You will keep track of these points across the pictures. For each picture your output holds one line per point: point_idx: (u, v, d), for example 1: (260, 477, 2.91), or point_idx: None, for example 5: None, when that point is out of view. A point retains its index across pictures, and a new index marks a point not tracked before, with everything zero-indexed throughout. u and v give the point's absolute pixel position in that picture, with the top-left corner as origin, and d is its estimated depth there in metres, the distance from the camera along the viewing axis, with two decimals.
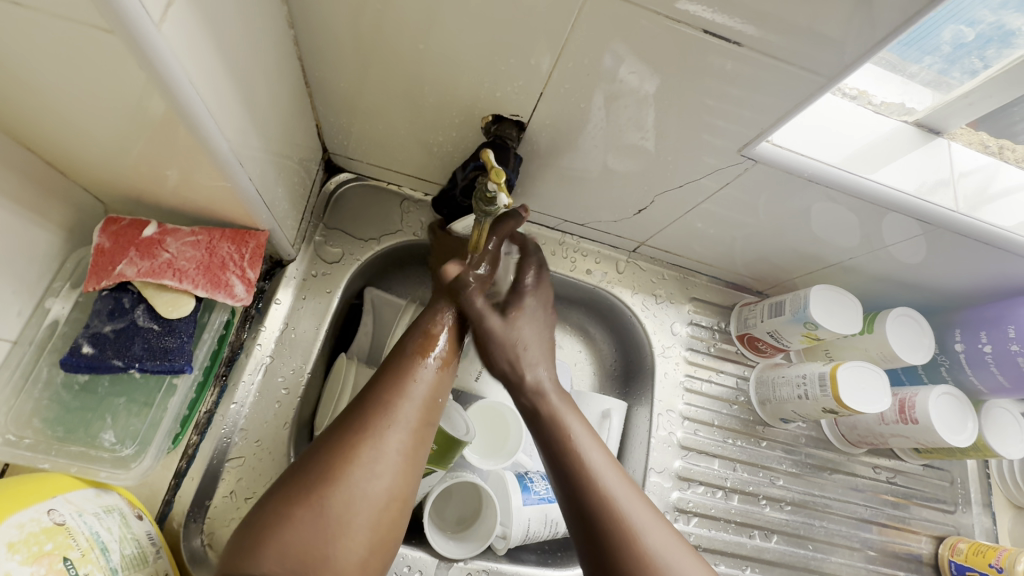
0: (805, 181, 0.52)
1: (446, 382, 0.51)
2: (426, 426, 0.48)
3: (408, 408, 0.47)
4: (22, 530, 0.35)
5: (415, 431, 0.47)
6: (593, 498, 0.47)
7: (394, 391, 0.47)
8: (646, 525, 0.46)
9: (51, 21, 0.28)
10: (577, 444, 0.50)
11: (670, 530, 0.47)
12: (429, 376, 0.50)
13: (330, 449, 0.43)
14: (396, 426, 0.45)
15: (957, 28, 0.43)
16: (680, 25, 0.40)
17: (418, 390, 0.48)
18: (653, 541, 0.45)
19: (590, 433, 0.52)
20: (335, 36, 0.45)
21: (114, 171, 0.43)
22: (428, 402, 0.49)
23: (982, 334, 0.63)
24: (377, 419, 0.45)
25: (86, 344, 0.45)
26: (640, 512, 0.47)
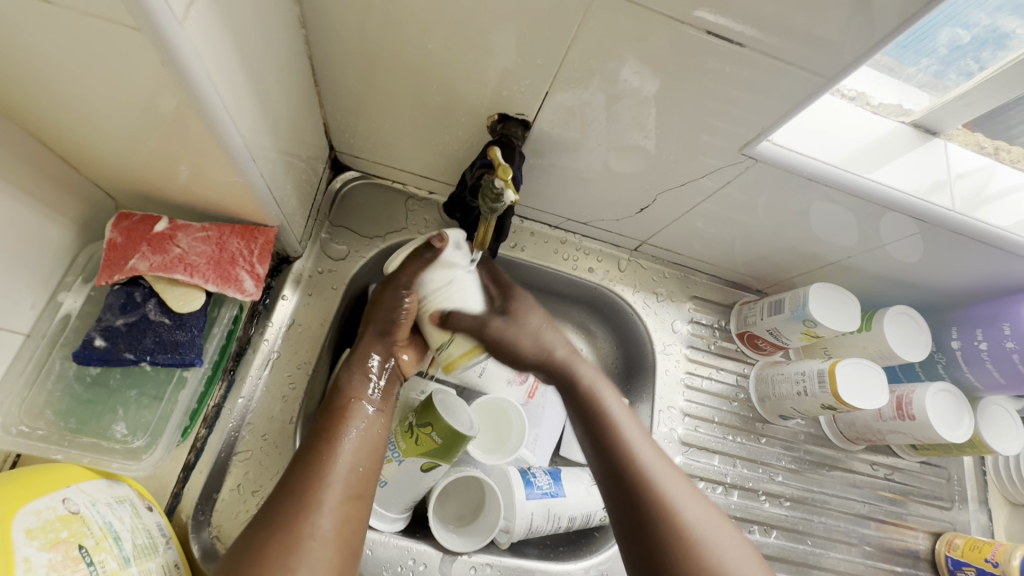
0: (805, 180, 0.53)
1: (371, 451, 0.50)
2: (354, 503, 0.46)
3: (326, 491, 0.45)
4: (39, 516, 0.36)
5: (339, 512, 0.44)
6: (631, 469, 0.50)
7: (310, 475, 0.45)
8: (682, 497, 0.48)
9: (76, 18, 0.29)
10: (617, 420, 0.53)
11: (707, 505, 0.49)
12: (348, 451, 0.48)
13: (243, 551, 0.41)
14: (314, 514, 0.43)
15: (953, 31, 0.45)
16: (684, 26, 0.41)
17: (337, 470, 0.46)
18: (688, 511, 0.47)
19: (628, 412, 0.55)
20: (345, 36, 0.46)
21: (126, 167, 0.43)
22: (351, 477, 0.47)
23: (978, 331, 0.64)
24: (294, 510, 0.43)
25: (97, 337, 0.46)
26: (677, 486, 0.49)
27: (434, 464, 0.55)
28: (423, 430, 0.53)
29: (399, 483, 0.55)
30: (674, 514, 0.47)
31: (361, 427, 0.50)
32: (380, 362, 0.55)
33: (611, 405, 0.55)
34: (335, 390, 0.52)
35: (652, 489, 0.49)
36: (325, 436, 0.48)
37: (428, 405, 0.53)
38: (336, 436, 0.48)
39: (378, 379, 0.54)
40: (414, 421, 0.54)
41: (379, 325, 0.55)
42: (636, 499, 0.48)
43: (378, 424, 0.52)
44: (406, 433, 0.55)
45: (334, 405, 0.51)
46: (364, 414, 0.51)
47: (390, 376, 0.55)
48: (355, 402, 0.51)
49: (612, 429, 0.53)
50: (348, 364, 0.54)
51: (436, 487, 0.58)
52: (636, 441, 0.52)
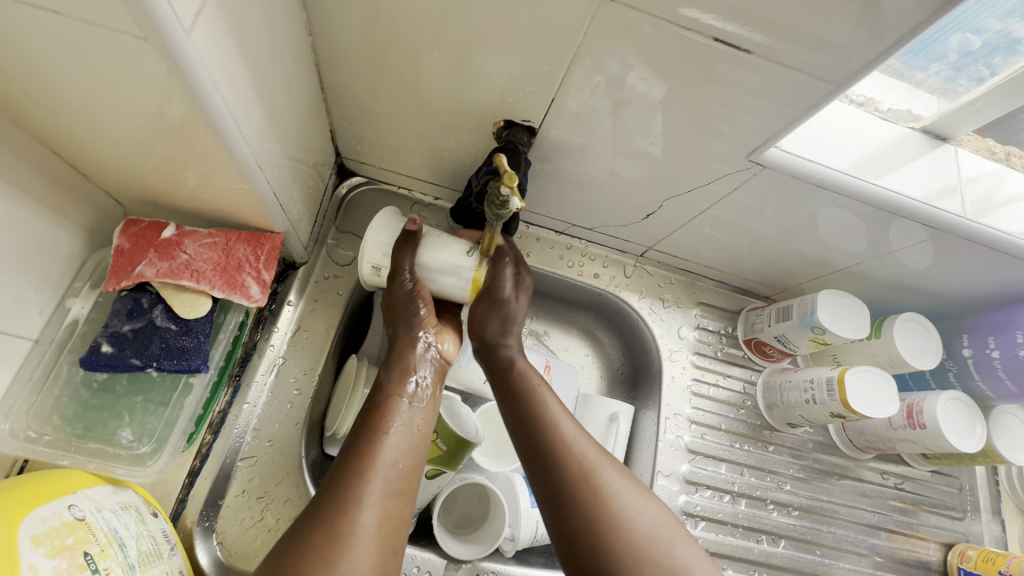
0: (813, 186, 0.52)
1: (416, 446, 0.47)
2: (395, 500, 0.43)
3: (370, 488, 0.42)
4: (45, 523, 0.36)
5: (383, 510, 0.42)
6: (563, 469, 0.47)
7: (353, 470, 0.43)
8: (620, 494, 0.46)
9: (84, 27, 0.29)
10: (552, 422, 0.50)
11: (647, 496, 0.48)
12: (392, 446, 0.45)
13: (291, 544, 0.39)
14: (356, 511, 0.40)
15: (963, 36, 0.44)
16: (691, 32, 0.40)
17: (381, 465, 0.43)
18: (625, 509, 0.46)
19: (563, 408, 0.52)
20: (350, 42, 0.46)
21: (134, 174, 0.44)
22: (394, 473, 0.44)
23: (990, 339, 0.63)
24: (335, 506, 0.40)
25: (104, 343, 0.46)
26: (615, 483, 0.47)
27: (439, 470, 0.55)
28: None
29: None
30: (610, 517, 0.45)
31: (403, 422, 0.47)
32: (422, 355, 0.53)
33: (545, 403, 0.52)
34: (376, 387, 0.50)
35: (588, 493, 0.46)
36: (366, 432, 0.46)
37: (434, 412, 0.53)
38: (379, 430, 0.46)
39: (421, 373, 0.52)
40: None
41: (404, 321, 0.53)
42: (570, 505, 0.46)
43: (423, 419, 0.49)
44: None
45: (377, 400, 0.49)
46: (405, 409, 0.49)
47: (434, 368, 0.54)
48: (398, 398, 0.49)
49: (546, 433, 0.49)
50: (390, 362, 0.52)
51: (441, 494, 0.58)
52: (571, 441, 0.49)
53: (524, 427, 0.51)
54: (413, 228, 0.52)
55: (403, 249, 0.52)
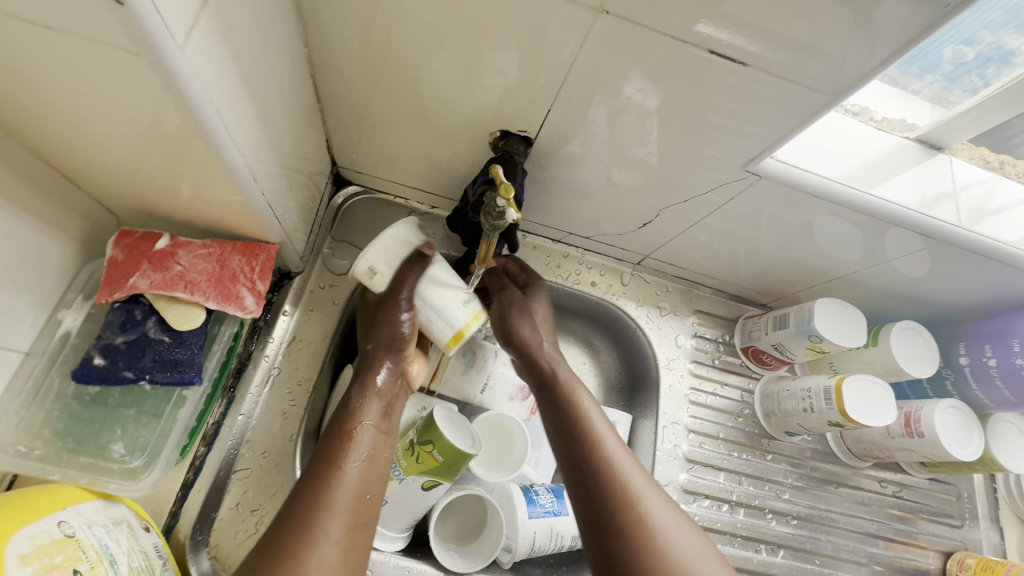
0: (809, 196, 0.52)
1: (376, 476, 0.47)
2: (359, 530, 0.43)
3: (331, 519, 0.41)
4: (34, 541, 0.35)
5: (345, 541, 0.41)
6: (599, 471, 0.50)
7: (315, 502, 0.42)
8: (644, 493, 0.48)
9: (79, 43, 0.29)
10: (589, 420, 0.53)
11: (682, 518, 0.48)
12: (354, 475, 0.45)
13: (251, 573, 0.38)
14: (319, 544, 0.40)
15: (956, 48, 0.45)
16: (688, 43, 0.41)
17: (342, 496, 0.43)
18: (649, 508, 0.47)
19: (601, 413, 0.55)
20: (346, 53, 0.46)
21: (128, 185, 0.43)
22: (356, 504, 0.44)
23: (986, 347, 0.63)
24: (299, 538, 0.40)
25: (97, 355, 0.45)
26: (640, 482, 0.49)
27: (436, 482, 0.54)
28: (425, 448, 0.52)
29: (399, 501, 0.54)
30: (633, 508, 0.47)
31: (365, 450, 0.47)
32: (388, 378, 0.53)
33: (585, 404, 0.55)
34: (342, 410, 0.49)
35: (614, 484, 0.49)
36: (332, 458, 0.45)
37: (430, 423, 0.52)
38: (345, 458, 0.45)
39: (386, 398, 0.51)
40: (416, 439, 0.53)
41: (380, 343, 0.53)
42: (596, 494, 0.48)
43: (384, 447, 0.49)
44: (408, 451, 0.54)
45: (339, 426, 0.48)
46: (370, 434, 0.48)
47: (397, 391, 0.53)
48: (359, 424, 0.48)
49: (582, 425, 0.53)
50: (357, 383, 0.51)
51: (438, 505, 0.57)
52: (604, 437, 0.52)
53: (562, 422, 0.54)
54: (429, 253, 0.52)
55: (411, 268, 0.51)
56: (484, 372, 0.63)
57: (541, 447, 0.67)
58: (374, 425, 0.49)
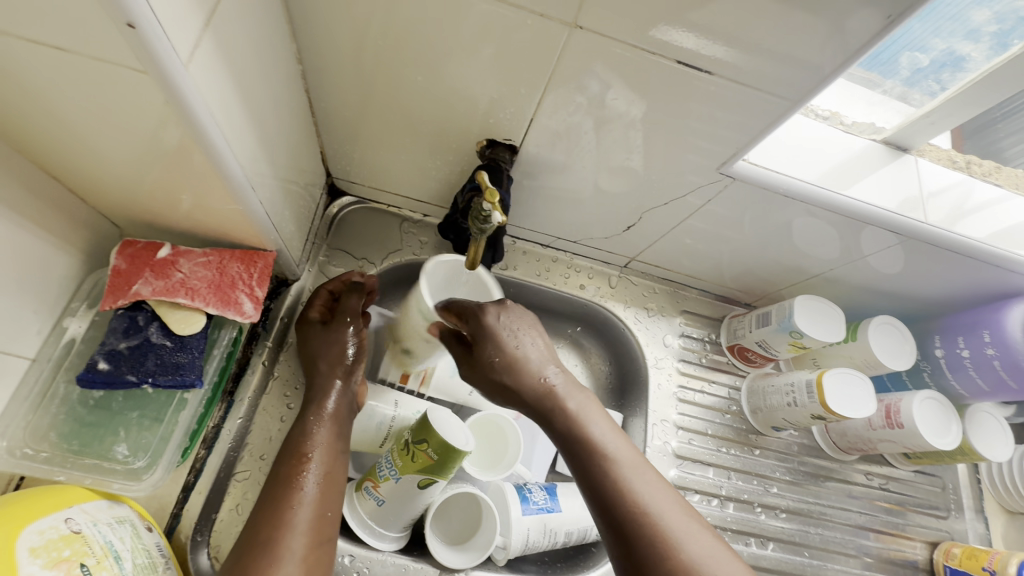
0: (784, 197, 0.55)
1: (333, 493, 0.50)
2: (323, 547, 0.46)
3: (294, 539, 0.45)
4: (42, 536, 0.37)
5: (309, 557, 0.45)
6: (630, 513, 0.45)
7: (277, 525, 0.45)
8: (686, 534, 0.44)
9: (90, 63, 0.31)
10: (600, 441, 0.50)
11: (729, 556, 0.44)
12: (313, 495, 0.48)
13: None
14: (284, 562, 0.43)
15: (912, 55, 0.48)
16: (658, 55, 0.43)
17: (303, 516, 0.46)
18: (694, 553, 0.43)
19: (621, 444, 0.51)
20: (337, 70, 0.48)
21: (131, 197, 0.46)
22: (319, 521, 0.47)
23: (960, 339, 0.65)
24: (263, 560, 0.43)
25: (101, 360, 0.47)
26: (678, 521, 0.45)
27: (431, 480, 0.55)
28: (419, 446, 0.54)
29: (396, 499, 0.56)
30: (678, 559, 0.43)
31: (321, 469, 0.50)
32: (338, 399, 0.55)
33: (599, 437, 0.50)
34: (299, 429, 0.52)
35: (650, 531, 0.44)
36: (287, 482, 0.48)
37: (425, 421, 0.54)
38: (299, 481, 0.48)
39: (337, 418, 0.55)
40: (411, 438, 0.55)
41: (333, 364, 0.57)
42: (637, 549, 0.44)
43: (338, 465, 0.52)
44: (403, 451, 0.55)
45: (296, 445, 0.51)
46: (324, 453, 0.51)
47: (347, 410, 0.56)
48: (313, 443, 0.51)
49: (595, 453, 0.49)
50: (311, 404, 0.54)
51: (433, 504, 0.58)
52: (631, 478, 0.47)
53: (583, 467, 0.49)
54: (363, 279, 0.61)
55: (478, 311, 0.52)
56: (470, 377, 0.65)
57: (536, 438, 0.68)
58: (324, 445, 0.52)
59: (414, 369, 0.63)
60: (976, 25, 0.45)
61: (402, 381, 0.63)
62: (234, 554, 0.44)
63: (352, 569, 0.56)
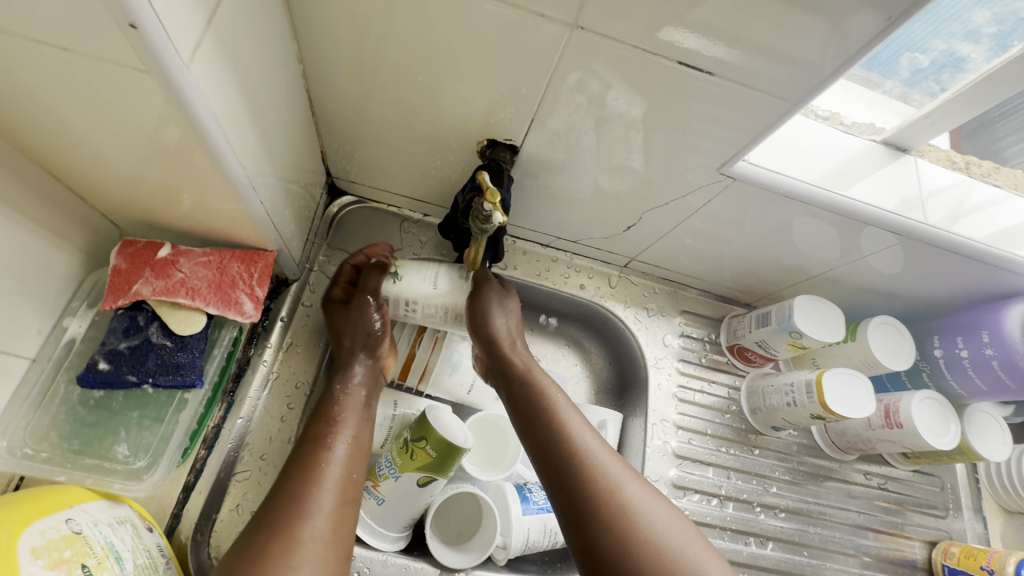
0: (783, 198, 0.55)
1: (361, 459, 0.49)
2: (348, 508, 0.45)
3: (323, 496, 0.44)
4: (43, 536, 0.37)
5: (336, 515, 0.43)
6: (574, 461, 0.49)
7: (307, 480, 0.44)
8: (624, 480, 0.48)
9: (93, 63, 0.31)
10: (554, 402, 0.54)
11: (666, 503, 0.47)
12: (341, 455, 0.47)
13: (252, 539, 0.40)
14: (313, 516, 0.42)
15: (912, 56, 0.48)
16: (659, 56, 0.43)
17: (332, 474, 0.45)
18: (631, 494, 0.47)
19: (571, 406, 0.55)
20: (338, 70, 0.48)
21: (131, 197, 0.45)
22: (345, 482, 0.46)
23: (958, 339, 0.65)
24: (292, 512, 0.41)
25: (102, 360, 0.47)
26: (617, 468, 0.49)
27: (431, 478, 0.55)
28: (418, 443, 0.54)
29: (397, 498, 0.56)
30: (613, 499, 0.46)
31: (351, 434, 0.50)
32: (365, 373, 0.56)
33: (553, 397, 0.54)
34: (327, 398, 0.53)
35: (590, 476, 0.48)
36: (318, 441, 0.47)
37: (422, 419, 0.54)
38: (330, 441, 0.48)
39: (364, 387, 0.55)
40: (409, 437, 0.55)
41: (355, 339, 0.58)
42: (577, 492, 0.47)
43: (365, 432, 0.51)
44: (402, 449, 0.55)
45: (326, 411, 0.51)
46: (354, 420, 0.51)
47: (375, 382, 0.57)
48: (346, 409, 0.52)
49: (546, 411, 0.53)
50: (337, 375, 0.55)
51: (433, 504, 0.58)
52: (577, 431, 0.51)
53: (532, 424, 0.53)
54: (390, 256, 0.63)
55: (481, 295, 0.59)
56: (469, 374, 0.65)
57: None
58: (353, 421, 0.51)
59: (414, 363, 0.63)
60: (976, 25, 0.45)
61: (402, 377, 0.63)
62: (263, 508, 0.42)
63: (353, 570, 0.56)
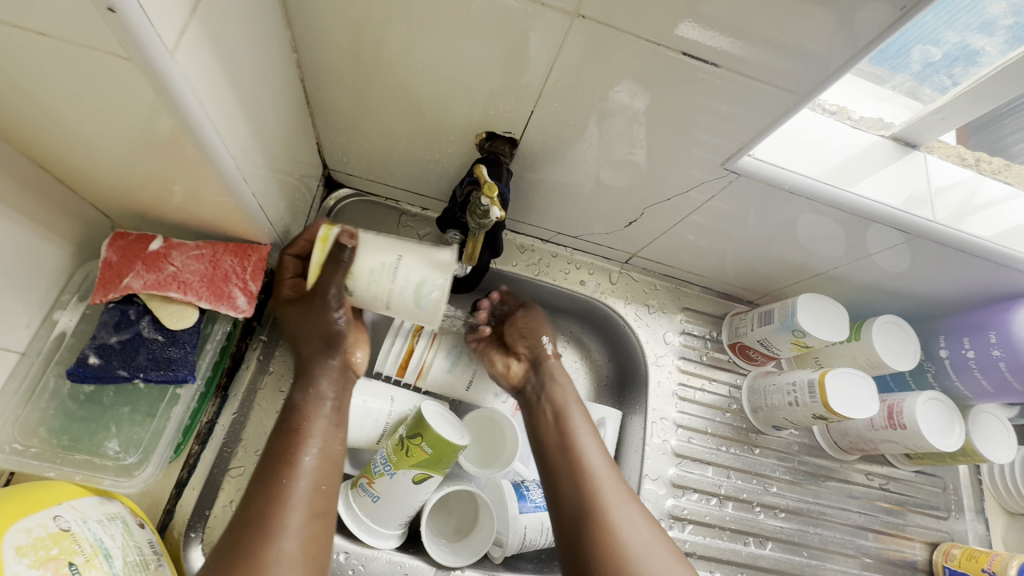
0: (788, 194, 0.54)
1: (330, 467, 0.51)
2: (318, 522, 0.47)
3: (289, 515, 0.46)
4: (29, 534, 0.36)
5: (305, 532, 0.46)
6: (589, 494, 0.55)
7: (271, 501, 0.46)
8: (627, 519, 0.54)
9: (74, 50, 0.30)
10: (578, 440, 0.60)
11: (661, 542, 0.54)
12: (308, 469, 0.49)
13: (221, 566, 0.43)
14: (279, 539, 0.44)
15: (924, 48, 0.47)
16: (663, 46, 0.42)
17: (297, 493, 0.47)
18: (627, 532, 0.53)
19: (595, 439, 0.60)
20: (333, 59, 0.47)
21: (121, 189, 0.44)
22: (314, 496, 0.48)
23: (965, 339, 0.64)
24: (257, 536, 0.44)
25: (92, 355, 0.46)
26: (624, 509, 0.54)
27: (427, 475, 0.54)
28: (414, 440, 0.53)
29: (391, 494, 0.55)
30: (614, 533, 0.53)
31: (319, 446, 0.50)
32: (331, 377, 0.54)
33: (579, 432, 0.61)
34: (290, 409, 0.52)
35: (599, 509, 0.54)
36: (283, 458, 0.49)
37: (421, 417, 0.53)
38: (295, 456, 0.49)
39: (331, 394, 0.54)
40: (405, 434, 0.55)
41: (315, 337, 0.54)
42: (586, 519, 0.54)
43: (334, 440, 0.52)
44: (397, 446, 0.55)
45: (287, 424, 0.51)
46: (322, 430, 0.52)
47: (343, 382, 0.55)
48: (310, 420, 0.51)
49: (569, 445, 0.59)
50: (300, 381, 0.54)
51: (428, 502, 0.57)
52: (595, 464, 0.58)
53: (555, 450, 0.59)
54: (351, 244, 0.49)
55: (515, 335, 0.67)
56: (466, 371, 0.64)
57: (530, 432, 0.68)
58: (321, 440, 0.51)
59: (411, 361, 0.62)
60: (990, 17, 0.44)
61: (398, 373, 0.62)
62: (232, 530, 0.45)
63: (347, 567, 0.55)
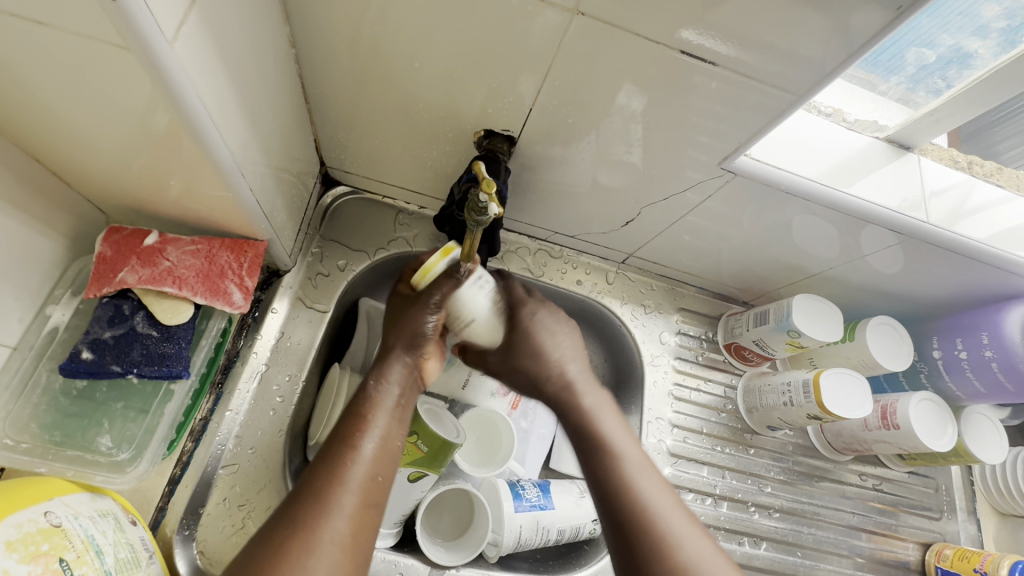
0: (785, 194, 0.54)
1: (389, 460, 0.45)
2: (371, 512, 0.41)
3: (345, 496, 0.40)
4: (20, 529, 0.36)
5: (356, 519, 0.40)
6: (608, 467, 0.49)
7: (330, 475, 0.41)
8: (652, 490, 0.47)
9: (71, 40, 0.30)
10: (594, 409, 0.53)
11: (693, 520, 0.46)
12: (369, 455, 0.44)
13: (266, 541, 0.37)
14: (334, 517, 0.39)
15: (919, 51, 0.48)
16: (661, 45, 0.42)
17: (356, 475, 0.42)
18: (655, 504, 0.46)
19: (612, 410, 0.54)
20: (332, 55, 0.47)
21: (118, 183, 0.44)
22: (370, 484, 0.42)
23: (957, 340, 0.65)
24: (313, 509, 0.39)
25: (85, 349, 0.46)
26: (648, 479, 0.48)
27: (422, 473, 0.55)
28: (409, 438, 0.53)
29: (386, 494, 0.54)
30: (641, 503, 0.46)
31: (382, 434, 0.46)
32: (402, 372, 0.52)
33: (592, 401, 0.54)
34: (358, 395, 0.49)
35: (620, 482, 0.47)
36: (347, 439, 0.44)
37: (416, 415, 0.52)
38: (358, 438, 0.44)
39: (398, 387, 0.50)
40: None
41: (403, 336, 0.53)
42: (609, 492, 0.47)
43: (398, 433, 0.47)
44: None
45: (357, 408, 0.47)
46: (387, 419, 0.47)
47: (411, 384, 0.52)
48: (377, 408, 0.47)
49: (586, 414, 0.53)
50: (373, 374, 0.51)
51: (423, 501, 0.57)
52: (613, 434, 0.51)
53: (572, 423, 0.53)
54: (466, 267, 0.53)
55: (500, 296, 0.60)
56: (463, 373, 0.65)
57: (526, 431, 0.69)
58: (385, 429, 0.46)
59: None
60: (984, 20, 0.45)
61: None
62: (289, 500, 0.40)
63: None
